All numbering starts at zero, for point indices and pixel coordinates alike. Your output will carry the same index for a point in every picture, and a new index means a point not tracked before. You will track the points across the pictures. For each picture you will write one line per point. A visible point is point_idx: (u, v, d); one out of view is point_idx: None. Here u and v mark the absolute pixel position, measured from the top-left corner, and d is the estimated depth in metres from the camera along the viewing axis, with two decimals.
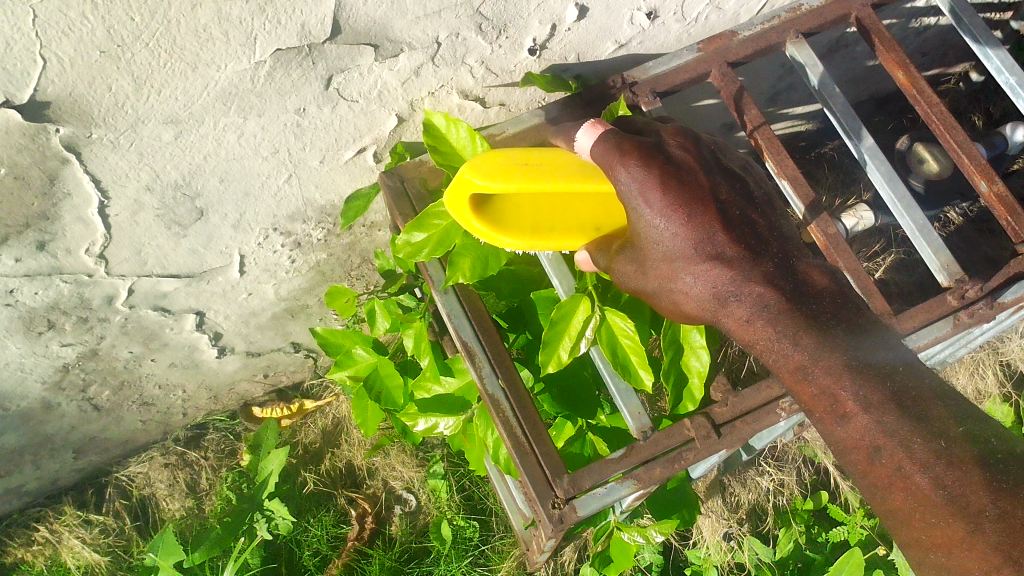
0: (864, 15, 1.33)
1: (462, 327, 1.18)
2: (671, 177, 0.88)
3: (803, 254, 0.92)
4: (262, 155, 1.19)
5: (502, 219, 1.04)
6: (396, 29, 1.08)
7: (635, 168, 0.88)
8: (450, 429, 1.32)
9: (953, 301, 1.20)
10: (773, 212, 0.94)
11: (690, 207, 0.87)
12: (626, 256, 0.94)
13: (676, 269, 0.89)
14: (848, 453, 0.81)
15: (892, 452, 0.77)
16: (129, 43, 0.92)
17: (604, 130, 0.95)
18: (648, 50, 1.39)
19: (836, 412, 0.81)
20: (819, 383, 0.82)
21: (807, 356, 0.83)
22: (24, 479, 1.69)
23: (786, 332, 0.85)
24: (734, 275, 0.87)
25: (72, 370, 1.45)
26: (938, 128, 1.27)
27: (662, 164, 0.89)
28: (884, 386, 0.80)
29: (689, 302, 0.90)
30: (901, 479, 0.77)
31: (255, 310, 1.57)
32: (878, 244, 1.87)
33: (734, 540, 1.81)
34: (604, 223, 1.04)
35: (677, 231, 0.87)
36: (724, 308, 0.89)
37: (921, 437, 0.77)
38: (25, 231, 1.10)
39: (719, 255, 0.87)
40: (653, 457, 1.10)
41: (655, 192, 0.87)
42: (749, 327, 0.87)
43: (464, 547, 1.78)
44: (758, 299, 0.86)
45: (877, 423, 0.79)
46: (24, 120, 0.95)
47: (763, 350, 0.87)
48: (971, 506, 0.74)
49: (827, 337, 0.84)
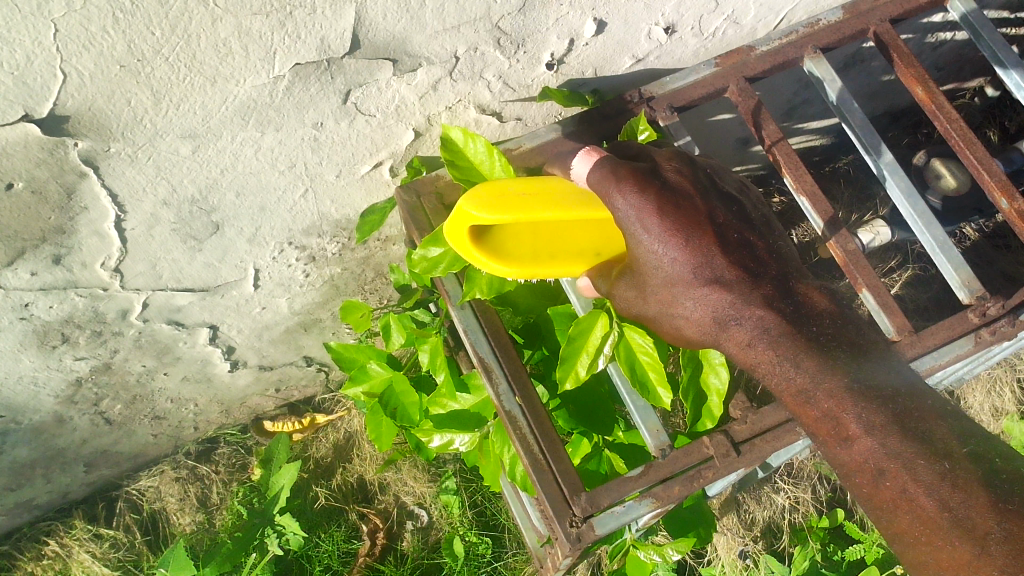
0: (883, 30, 1.31)
1: (478, 342, 1.17)
2: (666, 202, 0.87)
3: (803, 275, 0.92)
4: (279, 170, 1.19)
5: (502, 250, 1.00)
6: (415, 44, 1.08)
7: (630, 194, 0.87)
8: (467, 446, 1.31)
9: (974, 318, 1.19)
10: (771, 233, 0.95)
11: (687, 232, 0.86)
12: (625, 282, 0.93)
13: (676, 294, 0.88)
14: (853, 476, 0.81)
15: (896, 474, 0.78)
16: (149, 58, 0.91)
17: (600, 156, 0.96)
18: (665, 65, 1.38)
19: (839, 435, 0.81)
20: (821, 406, 0.83)
21: (808, 379, 0.83)
22: (35, 493, 1.69)
23: (787, 355, 0.85)
24: (734, 298, 0.87)
25: (85, 384, 1.44)
26: (957, 144, 1.26)
27: (657, 189, 0.88)
28: (886, 408, 0.80)
29: (690, 327, 0.90)
30: (905, 501, 0.77)
31: (268, 323, 1.56)
32: (895, 259, 1.86)
33: (751, 559, 1.80)
34: (604, 248, 1.01)
35: (677, 253, 0.86)
36: (725, 332, 0.88)
37: (925, 459, 0.77)
38: (41, 244, 1.09)
39: (718, 278, 0.87)
40: (671, 475, 1.09)
41: (653, 217, 0.86)
42: (751, 351, 0.87)
43: (476, 564, 1.77)
44: (758, 322, 0.86)
45: (880, 446, 0.79)
46: (43, 134, 0.94)
47: (765, 374, 0.87)
48: (976, 529, 0.74)
49: (829, 360, 0.84)
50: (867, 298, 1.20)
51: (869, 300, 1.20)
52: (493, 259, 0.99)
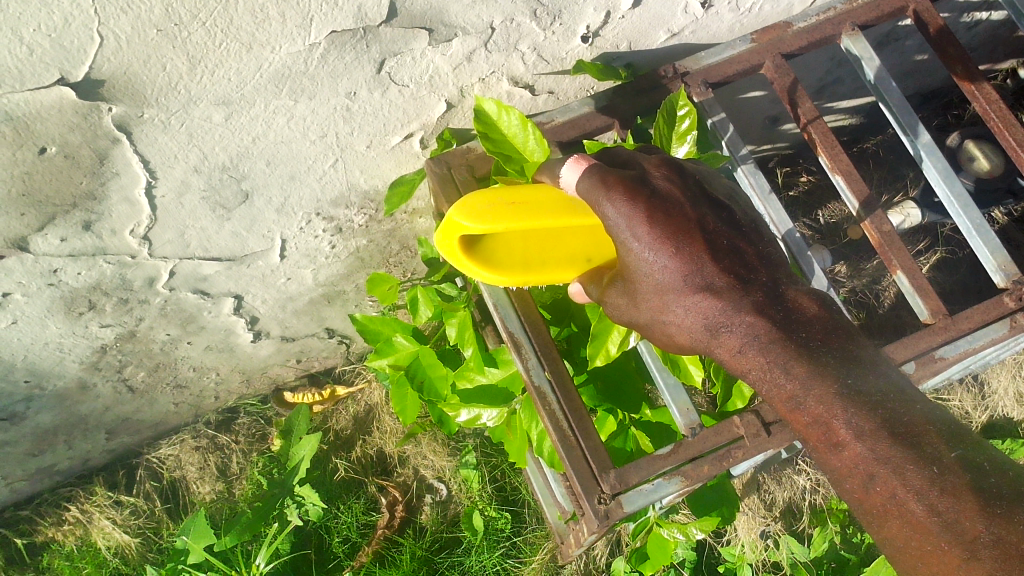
0: (922, 8, 1.29)
1: (508, 318, 1.16)
2: (657, 209, 0.84)
3: (792, 280, 0.89)
4: (311, 139, 1.17)
5: (494, 260, 1.01)
6: (452, 13, 1.06)
7: (620, 203, 0.84)
8: (494, 421, 1.29)
9: (1011, 302, 1.17)
10: (761, 239, 0.91)
11: (677, 239, 0.84)
12: (617, 289, 0.91)
13: (667, 301, 0.86)
14: (844, 481, 0.80)
15: (886, 479, 0.77)
16: (186, 23, 0.90)
17: (589, 165, 0.89)
18: (699, 40, 1.36)
19: (829, 441, 0.80)
20: (811, 412, 0.81)
21: (798, 386, 0.81)
22: (57, 459, 1.70)
23: (777, 361, 0.83)
24: (725, 306, 0.84)
25: (109, 351, 1.44)
26: (996, 126, 1.24)
27: (647, 197, 0.84)
28: (876, 413, 0.79)
29: (682, 335, 0.88)
30: (896, 506, 0.76)
31: (292, 294, 1.55)
32: (923, 242, 1.83)
33: (771, 539, 1.79)
34: (595, 254, 1.01)
35: (674, 259, 0.84)
36: (717, 339, 0.86)
37: (914, 464, 0.76)
38: (72, 210, 1.09)
39: (709, 285, 0.84)
40: (701, 454, 1.08)
41: (643, 225, 0.83)
42: (742, 357, 0.85)
43: (496, 539, 1.77)
44: (748, 328, 0.84)
45: (870, 451, 0.77)
46: (78, 98, 0.93)
47: (756, 380, 0.85)
48: (965, 534, 0.73)
49: (818, 365, 0.82)
50: (901, 280, 1.19)
51: (903, 282, 1.19)
52: (485, 268, 1.00)
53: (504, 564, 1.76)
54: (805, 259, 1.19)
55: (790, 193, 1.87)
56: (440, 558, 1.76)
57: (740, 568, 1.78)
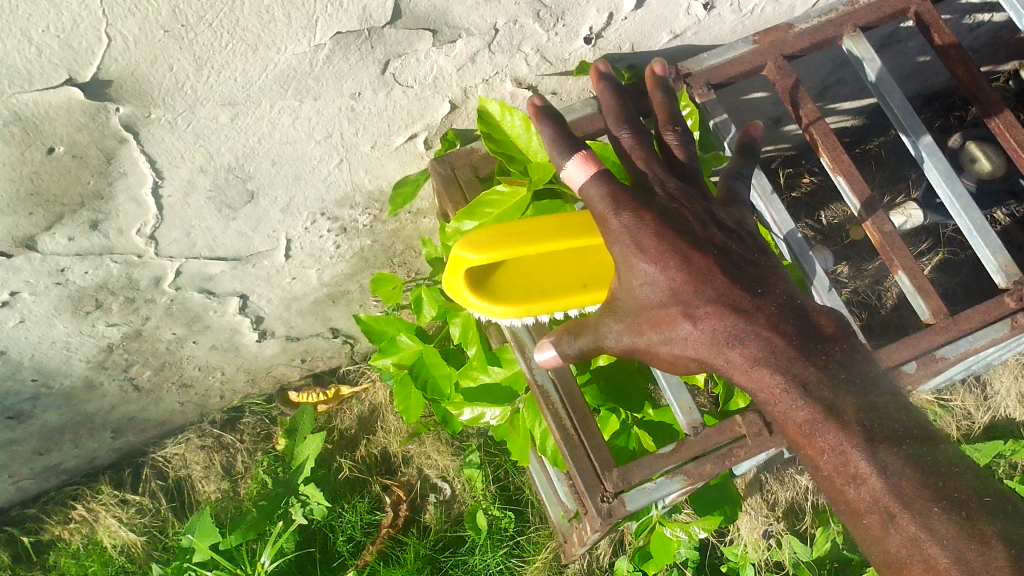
0: (923, 10, 1.30)
1: (513, 317, 1.17)
2: (666, 227, 0.90)
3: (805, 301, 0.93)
4: (315, 139, 1.18)
5: (495, 292, 1.02)
6: (455, 15, 1.07)
7: (626, 216, 0.90)
8: (497, 420, 1.32)
9: (1011, 302, 1.18)
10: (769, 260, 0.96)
11: (685, 256, 0.89)
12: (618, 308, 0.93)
13: (677, 315, 0.89)
14: (857, 516, 0.80)
15: (899, 507, 0.77)
16: (192, 24, 0.91)
17: (596, 166, 0.92)
18: (702, 41, 1.37)
19: (846, 472, 0.80)
20: (826, 439, 0.82)
21: (811, 407, 0.83)
22: (63, 457, 1.71)
23: (789, 380, 0.85)
24: (738, 321, 0.87)
25: (116, 350, 1.45)
26: (997, 127, 1.26)
27: (657, 217, 0.91)
28: (886, 434, 0.81)
29: (688, 353, 0.90)
30: (909, 535, 0.76)
31: (297, 294, 1.56)
32: (926, 243, 1.83)
33: (774, 538, 1.80)
34: (591, 279, 1.03)
35: (688, 274, 0.89)
36: (726, 359, 0.88)
37: (922, 485, 0.77)
38: (80, 210, 1.10)
39: (719, 299, 0.88)
40: (704, 453, 1.09)
41: (651, 239, 0.89)
42: (753, 373, 0.86)
43: (499, 538, 1.78)
44: (762, 342, 0.86)
45: (881, 474, 0.78)
46: (86, 98, 0.94)
47: (769, 402, 0.86)
48: (976, 558, 0.73)
49: (830, 382, 0.84)
50: (902, 280, 1.20)
51: (904, 281, 1.20)
52: (488, 300, 1.01)
53: (508, 563, 1.76)
54: (807, 259, 1.19)
55: (793, 194, 1.87)
56: (443, 558, 1.76)
57: (743, 568, 1.77)
